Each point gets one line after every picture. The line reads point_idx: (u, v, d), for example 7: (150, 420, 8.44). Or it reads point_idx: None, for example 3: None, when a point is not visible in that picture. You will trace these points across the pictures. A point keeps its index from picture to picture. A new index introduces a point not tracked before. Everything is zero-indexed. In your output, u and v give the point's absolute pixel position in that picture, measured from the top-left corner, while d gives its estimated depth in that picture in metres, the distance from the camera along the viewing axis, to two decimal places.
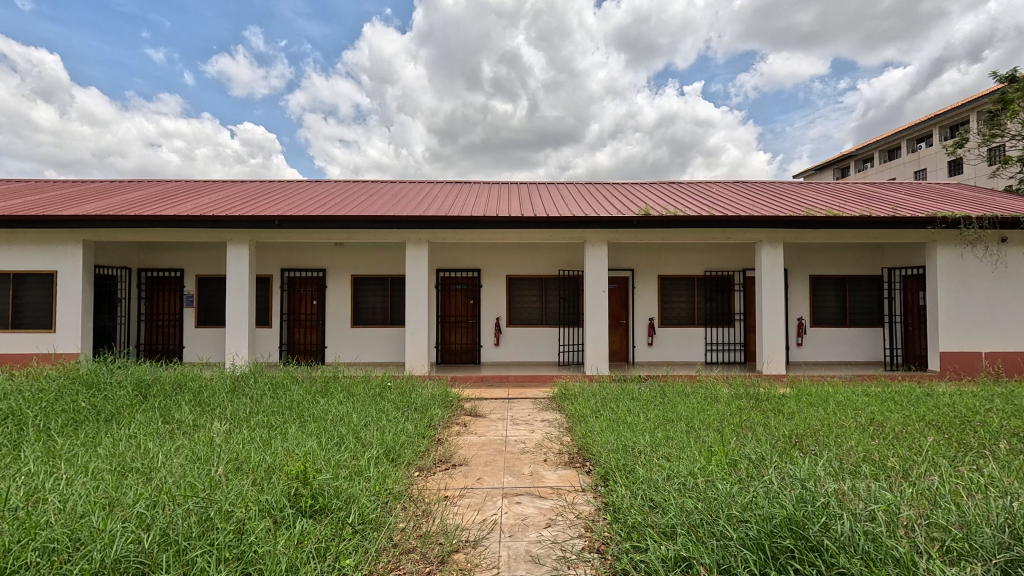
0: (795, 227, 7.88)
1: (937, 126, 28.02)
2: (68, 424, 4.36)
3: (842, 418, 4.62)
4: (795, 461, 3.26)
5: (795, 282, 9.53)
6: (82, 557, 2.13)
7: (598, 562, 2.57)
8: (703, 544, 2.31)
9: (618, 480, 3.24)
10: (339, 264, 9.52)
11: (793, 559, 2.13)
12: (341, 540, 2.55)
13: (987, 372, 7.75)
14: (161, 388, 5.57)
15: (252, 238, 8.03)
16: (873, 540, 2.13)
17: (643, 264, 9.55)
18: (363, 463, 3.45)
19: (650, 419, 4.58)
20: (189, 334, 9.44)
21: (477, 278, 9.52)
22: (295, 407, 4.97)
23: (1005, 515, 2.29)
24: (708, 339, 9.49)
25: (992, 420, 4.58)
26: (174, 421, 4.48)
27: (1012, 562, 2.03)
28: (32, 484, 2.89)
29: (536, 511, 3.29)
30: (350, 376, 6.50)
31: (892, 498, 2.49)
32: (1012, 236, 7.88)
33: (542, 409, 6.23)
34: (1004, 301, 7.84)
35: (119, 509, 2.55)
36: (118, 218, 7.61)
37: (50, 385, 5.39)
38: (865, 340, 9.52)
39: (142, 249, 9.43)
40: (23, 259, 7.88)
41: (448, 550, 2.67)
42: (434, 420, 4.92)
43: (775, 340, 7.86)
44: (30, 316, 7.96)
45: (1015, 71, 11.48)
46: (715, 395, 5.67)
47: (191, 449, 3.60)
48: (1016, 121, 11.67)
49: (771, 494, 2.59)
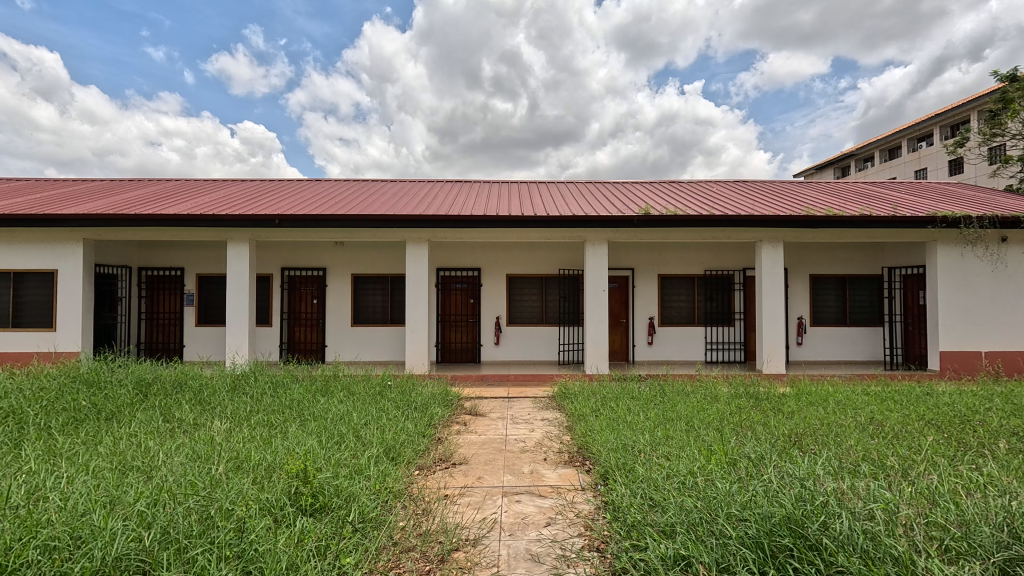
0: (795, 226, 7.88)
1: (937, 125, 27.99)
2: (69, 422, 4.37)
3: (842, 417, 4.62)
4: (795, 460, 3.26)
5: (795, 282, 9.53)
6: (83, 556, 2.13)
7: (598, 561, 2.57)
8: (702, 543, 2.32)
9: (618, 479, 3.24)
10: (339, 263, 9.52)
11: (791, 558, 2.13)
12: (341, 539, 2.55)
13: (986, 372, 7.75)
14: (161, 387, 5.57)
15: (252, 237, 8.04)
16: (872, 539, 2.14)
17: (643, 264, 9.55)
18: (364, 462, 3.46)
19: (650, 418, 4.59)
20: (189, 333, 9.45)
21: (477, 277, 9.52)
22: (295, 406, 4.97)
23: (1004, 514, 2.30)
24: (708, 338, 9.49)
25: (991, 419, 4.58)
26: (175, 420, 4.49)
27: (1010, 561, 2.03)
28: (33, 482, 2.89)
29: (536, 510, 3.29)
30: (350, 375, 6.50)
31: (892, 497, 2.50)
32: (1012, 236, 7.88)
33: (542, 408, 6.23)
34: (1003, 301, 7.84)
35: (120, 508, 2.56)
36: (118, 217, 7.62)
37: (51, 384, 5.39)
38: (865, 340, 9.53)
39: (143, 248, 9.44)
40: (23, 258, 7.88)
41: (449, 548, 2.68)
42: (434, 419, 4.93)
43: (775, 340, 7.86)
44: (30, 315, 7.97)
45: (1016, 70, 11.46)
46: (715, 395, 5.68)
47: (191, 447, 3.61)
48: (1016, 120, 11.66)
49: (771, 493, 2.59)
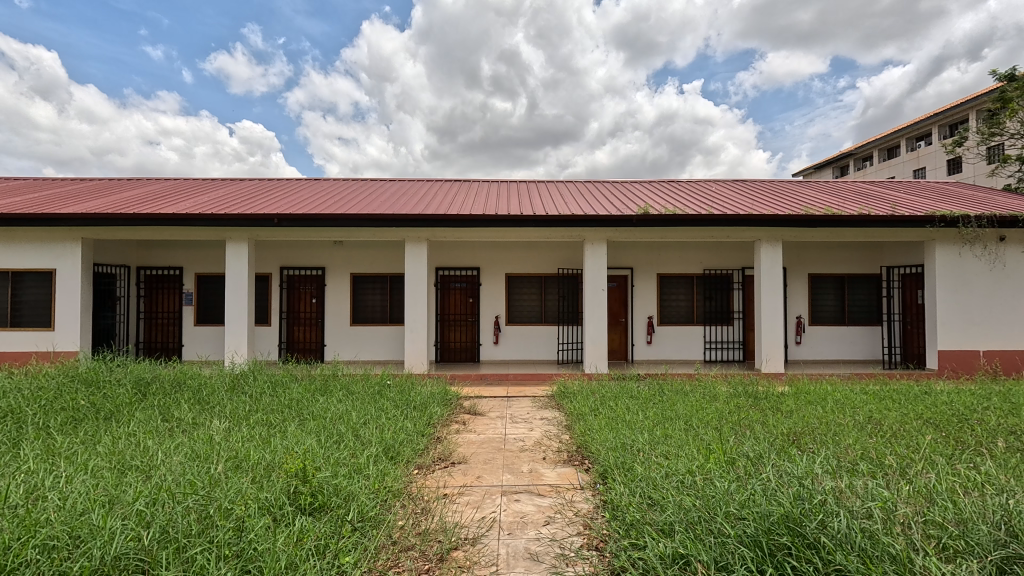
0: (795, 225, 7.88)
1: (936, 125, 28.02)
2: (68, 422, 4.36)
3: (840, 416, 4.64)
4: (794, 459, 3.27)
5: (793, 281, 9.54)
6: (82, 555, 2.13)
7: (597, 559, 2.57)
8: (700, 541, 2.32)
9: (617, 478, 3.25)
10: (339, 263, 9.51)
11: (789, 556, 2.13)
12: (340, 538, 2.56)
13: (985, 371, 7.77)
14: (160, 386, 5.57)
15: (251, 236, 8.03)
16: (869, 537, 2.15)
17: (642, 263, 9.56)
18: (363, 461, 3.46)
19: (649, 417, 4.59)
20: (189, 332, 9.45)
21: (477, 277, 9.52)
22: (295, 405, 4.97)
23: (1001, 513, 2.30)
24: (708, 338, 9.50)
25: (989, 418, 4.59)
26: (174, 419, 4.49)
27: (1008, 559, 2.04)
28: (32, 481, 2.89)
29: (535, 509, 3.29)
30: (349, 374, 6.50)
31: (890, 496, 2.50)
32: (1010, 235, 7.89)
33: (542, 407, 6.23)
34: (1002, 300, 7.86)
35: (119, 507, 2.56)
36: (117, 216, 7.61)
37: (50, 384, 5.40)
38: (863, 339, 9.54)
39: (142, 247, 9.43)
40: (22, 257, 7.87)
41: (448, 547, 2.68)
42: (434, 419, 4.93)
43: (774, 339, 7.87)
44: (29, 315, 7.96)
45: (1015, 70, 11.47)
46: (713, 394, 5.69)
47: (191, 446, 3.61)
48: (1015, 120, 11.67)
49: (769, 491, 2.60)
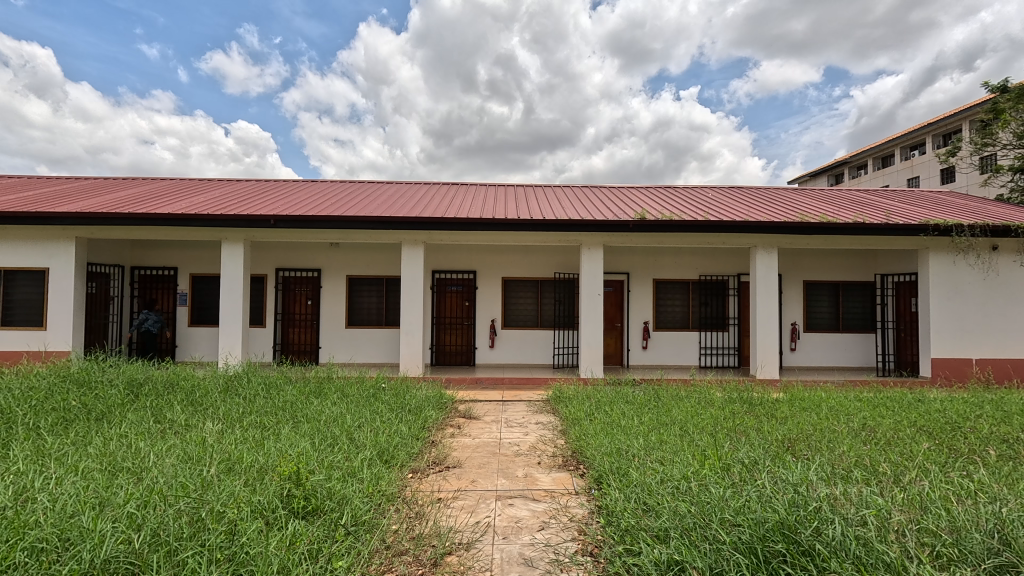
0: (790, 232, 7.91)
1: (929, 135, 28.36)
2: (59, 422, 4.33)
3: (835, 422, 4.66)
4: (788, 465, 3.28)
5: (787, 287, 9.61)
6: (71, 558, 2.11)
7: (592, 564, 2.56)
8: (696, 548, 2.32)
9: (612, 483, 3.26)
10: (334, 264, 9.50)
11: (785, 564, 2.12)
12: (333, 542, 2.53)
13: (977, 379, 7.83)
14: (152, 388, 5.51)
15: (246, 237, 7.99)
16: (864, 544, 2.16)
17: (637, 268, 9.58)
18: (358, 464, 3.45)
19: (644, 422, 4.62)
20: (183, 333, 9.42)
21: (473, 279, 9.52)
22: (288, 407, 4.95)
23: (994, 521, 2.32)
24: (703, 343, 9.53)
25: (981, 425, 4.63)
26: (167, 420, 4.46)
27: (1000, 567, 2.06)
28: (20, 483, 2.85)
29: (529, 513, 3.29)
30: (344, 376, 6.49)
31: (884, 504, 2.50)
32: (1003, 244, 7.94)
33: (537, 411, 6.25)
34: (994, 307, 7.92)
35: (110, 509, 2.54)
36: (110, 215, 7.55)
37: (41, 384, 5.34)
38: (857, 345, 9.59)
39: (136, 248, 9.37)
40: (13, 256, 7.80)
41: (442, 552, 2.67)
42: (428, 421, 4.93)
43: (768, 345, 7.90)
44: (22, 313, 7.91)
45: (1007, 81, 11.55)
46: (709, 399, 5.73)
47: (183, 449, 3.57)
48: (1007, 130, 11.68)
49: (764, 498, 2.60)
